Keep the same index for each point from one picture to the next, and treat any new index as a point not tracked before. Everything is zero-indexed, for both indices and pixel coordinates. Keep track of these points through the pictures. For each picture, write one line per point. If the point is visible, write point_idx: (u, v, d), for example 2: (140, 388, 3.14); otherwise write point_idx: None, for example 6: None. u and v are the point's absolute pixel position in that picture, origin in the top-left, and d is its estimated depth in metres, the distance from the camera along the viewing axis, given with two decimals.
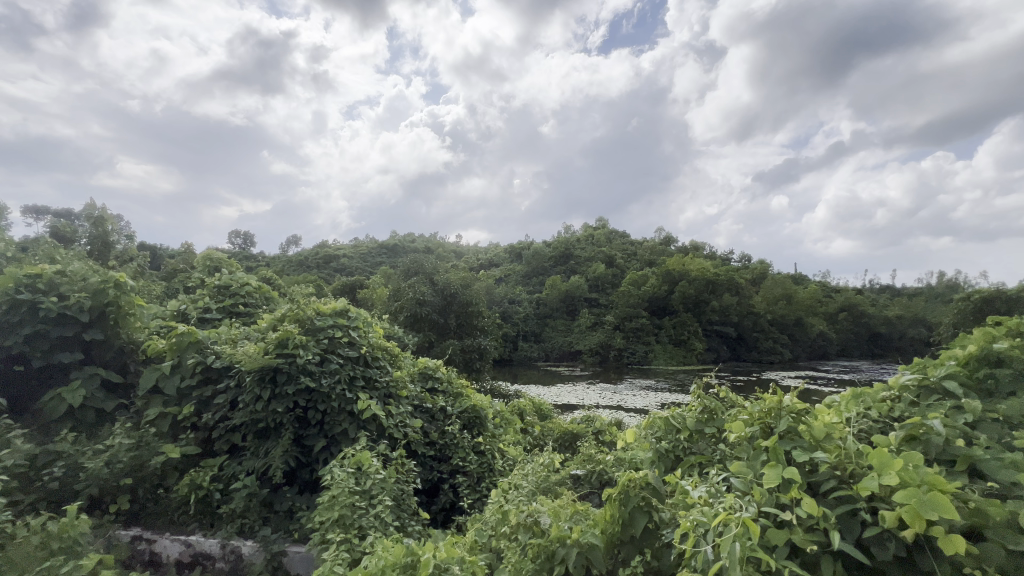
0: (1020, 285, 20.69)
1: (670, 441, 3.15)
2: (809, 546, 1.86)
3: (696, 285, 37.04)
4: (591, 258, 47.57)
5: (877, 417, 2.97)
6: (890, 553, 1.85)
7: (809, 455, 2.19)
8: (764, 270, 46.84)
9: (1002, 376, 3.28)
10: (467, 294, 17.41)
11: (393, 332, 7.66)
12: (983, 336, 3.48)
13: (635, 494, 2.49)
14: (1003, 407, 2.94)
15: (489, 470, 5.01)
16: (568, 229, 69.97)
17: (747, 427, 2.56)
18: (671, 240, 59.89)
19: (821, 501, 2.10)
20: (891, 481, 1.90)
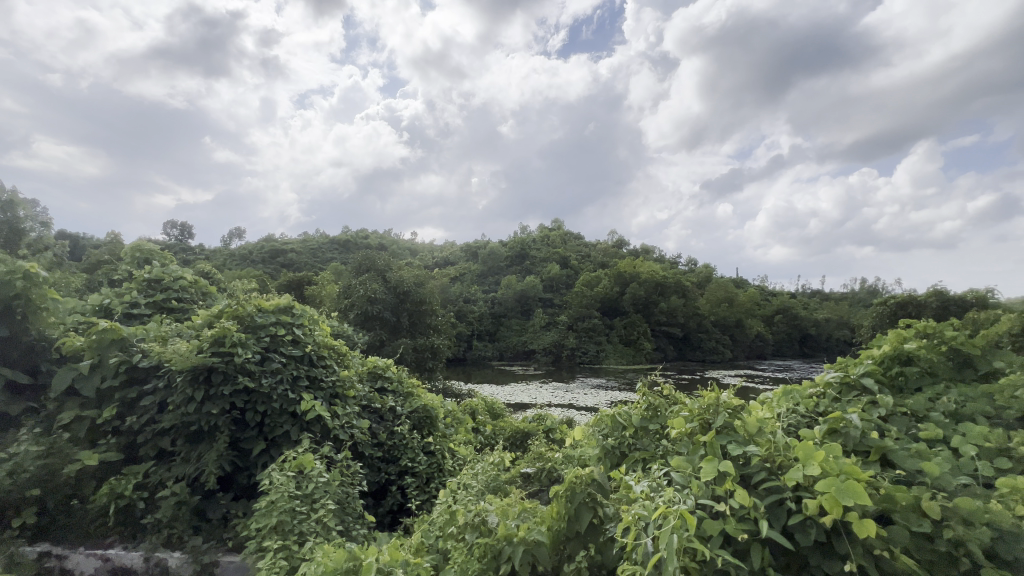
0: (928, 293, 22.77)
1: (616, 438, 3.24)
2: (739, 534, 1.97)
3: (645, 287, 38.35)
4: (547, 259, 48.47)
5: (804, 412, 3.18)
6: (811, 539, 1.99)
7: (742, 448, 2.31)
8: (708, 274, 49.20)
9: (911, 375, 3.59)
10: (421, 292, 17.16)
11: (342, 329, 7.44)
12: (896, 337, 3.79)
13: (581, 491, 2.52)
14: (912, 401, 3.23)
15: (439, 471, 4.95)
16: (524, 229, 70.50)
17: (688, 423, 2.68)
18: (624, 243, 61.69)
19: (752, 492, 2.22)
20: (814, 472, 2.04)
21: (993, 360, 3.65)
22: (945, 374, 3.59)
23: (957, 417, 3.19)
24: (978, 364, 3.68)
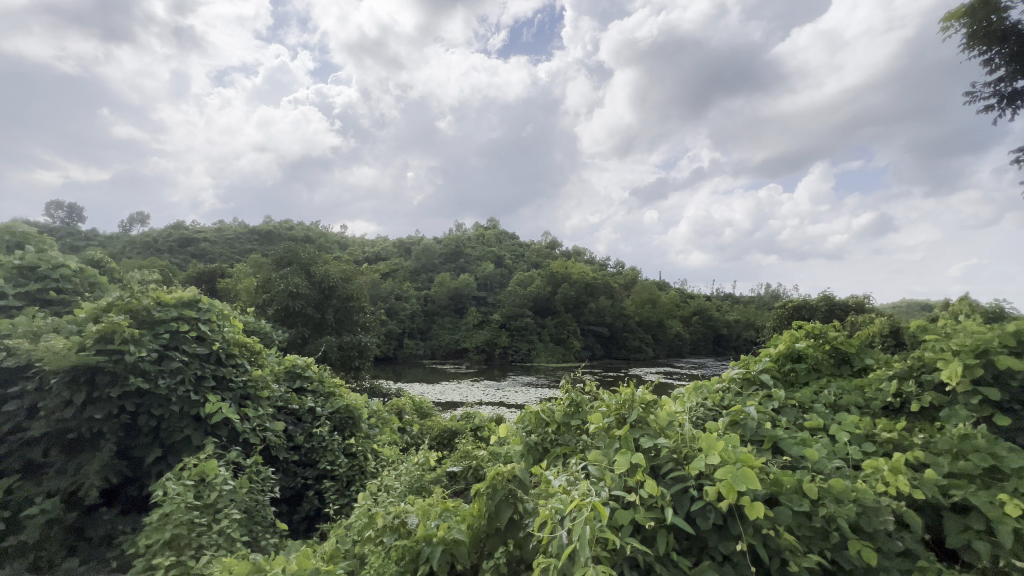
0: (818, 297, 25.52)
1: (539, 434, 3.31)
2: (648, 522, 2.09)
3: (576, 288, 39.64)
4: (482, 258, 48.82)
5: (710, 406, 3.45)
6: (710, 522, 2.15)
7: (653, 441, 2.45)
8: (634, 277, 51.84)
9: (800, 370, 4.02)
10: (349, 288, 16.48)
11: (258, 326, 6.95)
12: (789, 337, 4.21)
13: (502, 487, 2.55)
14: (800, 395, 3.61)
15: (361, 472, 4.78)
16: (459, 227, 70.06)
17: (605, 418, 2.81)
18: (557, 245, 63.30)
19: (660, 481, 2.36)
20: (714, 460, 2.21)
21: (865, 356, 4.17)
22: (827, 370, 4.05)
23: (835, 408, 3.62)
24: (853, 361, 4.19)
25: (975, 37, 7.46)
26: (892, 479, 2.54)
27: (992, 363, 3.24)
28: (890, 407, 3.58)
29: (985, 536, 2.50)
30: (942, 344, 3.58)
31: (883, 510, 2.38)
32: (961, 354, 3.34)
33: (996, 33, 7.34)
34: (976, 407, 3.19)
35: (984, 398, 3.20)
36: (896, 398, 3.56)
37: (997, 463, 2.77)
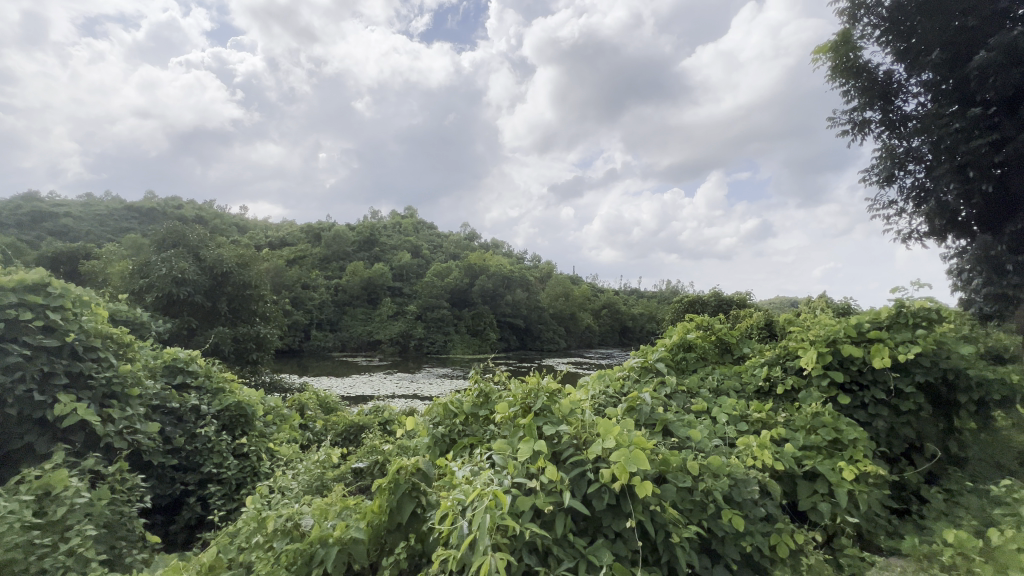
0: (710, 292, 28.11)
1: (447, 426, 3.29)
2: (547, 507, 2.16)
3: (493, 280, 39.93)
4: (398, 248, 47.31)
5: (611, 393, 3.66)
6: (604, 502, 2.27)
7: (555, 428, 2.54)
8: (549, 271, 53.46)
9: (690, 359, 4.41)
10: (245, 275, 15.06)
11: (131, 316, 6.09)
12: (682, 329, 4.60)
13: (404, 481, 2.48)
14: (689, 381, 3.96)
15: (254, 474, 4.42)
16: (375, 214, 67.27)
17: (511, 407, 2.87)
18: (475, 237, 63.17)
19: (561, 467, 2.45)
20: (610, 444, 2.34)
21: (743, 346, 4.68)
22: (712, 358, 4.49)
23: (717, 392, 4.01)
24: (734, 350, 4.67)
25: (837, 71, 8.61)
26: (759, 453, 2.86)
27: (838, 350, 3.78)
28: (761, 390, 4.04)
29: (827, 498, 2.93)
30: (801, 335, 4.11)
31: (750, 481, 2.69)
32: (816, 343, 3.86)
33: (854, 68, 8.49)
34: (826, 388, 3.71)
35: (831, 381, 3.73)
36: (765, 382, 4.04)
37: (838, 436, 3.25)
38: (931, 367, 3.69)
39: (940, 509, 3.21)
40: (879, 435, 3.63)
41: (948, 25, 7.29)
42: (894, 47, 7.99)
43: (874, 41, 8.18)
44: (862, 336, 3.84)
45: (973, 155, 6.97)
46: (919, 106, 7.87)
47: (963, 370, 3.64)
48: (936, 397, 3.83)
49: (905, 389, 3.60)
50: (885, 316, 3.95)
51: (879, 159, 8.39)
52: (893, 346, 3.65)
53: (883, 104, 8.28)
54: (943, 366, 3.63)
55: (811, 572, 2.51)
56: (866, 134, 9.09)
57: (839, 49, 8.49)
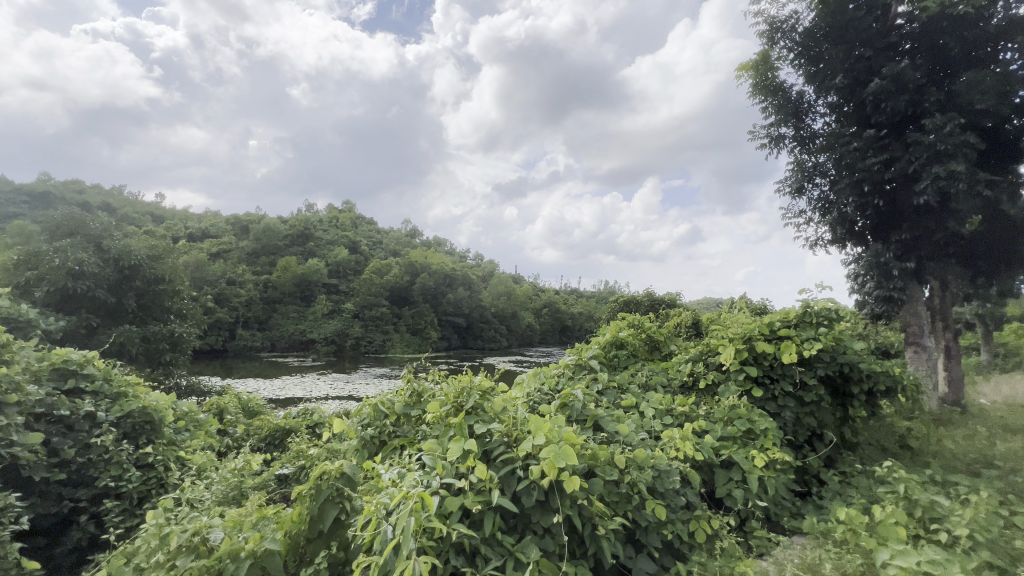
0: (644, 293, 29.45)
1: (376, 427, 3.17)
2: (475, 506, 2.13)
3: (434, 278, 39.33)
4: (335, 243, 45.29)
5: (545, 391, 3.71)
6: (533, 500, 2.29)
7: (486, 426, 2.52)
8: (492, 269, 53.59)
9: (621, 356, 4.57)
10: (158, 268, 13.76)
11: (13, 312, 5.36)
12: (615, 327, 4.75)
13: (327, 486, 2.35)
14: (619, 377, 4.10)
15: (160, 486, 4.05)
16: (310, 208, 64.10)
17: (443, 407, 2.83)
18: (417, 234, 61.96)
19: (491, 465, 2.44)
20: (540, 440, 2.35)
21: (670, 343, 4.91)
22: (641, 355, 4.68)
23: (645, 387, 4.19)
24: (662, 347, 4.90)
25: (757, 88, 9.29)
26: (680, 445, 3.00)
27: (753, 347, 4.06)
28: (685, 385, 4.27)
29: (740, 484, 3.13)
30: (721, 333, 4.38)
31: (672, 472, 2.81)
32: (734, 341, 4.13)
33: (771, 86, 9.18)
34: (742, 382, 3.97)
35: (746, 376, 4.00)
36: (689, 377, 4.27)
37: (751, 426, 3.50)
38: (830, 362, 4.06)
39: (835, 489, 3.54)
40: (787, 425, 3.95)
41: (849, 53, 8.11)
42: (805, 70, 8.74)
43: (789, 63, 8.90)
44: (773, 334, 4.15)
45: (868, 172, 7.79)
46: (825, 125, 8.67)
47: (857, 364, 4.03)
48: (835, 389, 4.22)
49: (808, 381, 3.95)
50: (794, 316, 4.30)
51: (792, 172, 9.15)
52: (799, 343, 3.98)
53: (795, 121, 9.04)
54: (840, 360, 4.01)
55: (724, 555, 2.67)
56: (781, 148, 9.89)
57: (759, 68, 9.16)
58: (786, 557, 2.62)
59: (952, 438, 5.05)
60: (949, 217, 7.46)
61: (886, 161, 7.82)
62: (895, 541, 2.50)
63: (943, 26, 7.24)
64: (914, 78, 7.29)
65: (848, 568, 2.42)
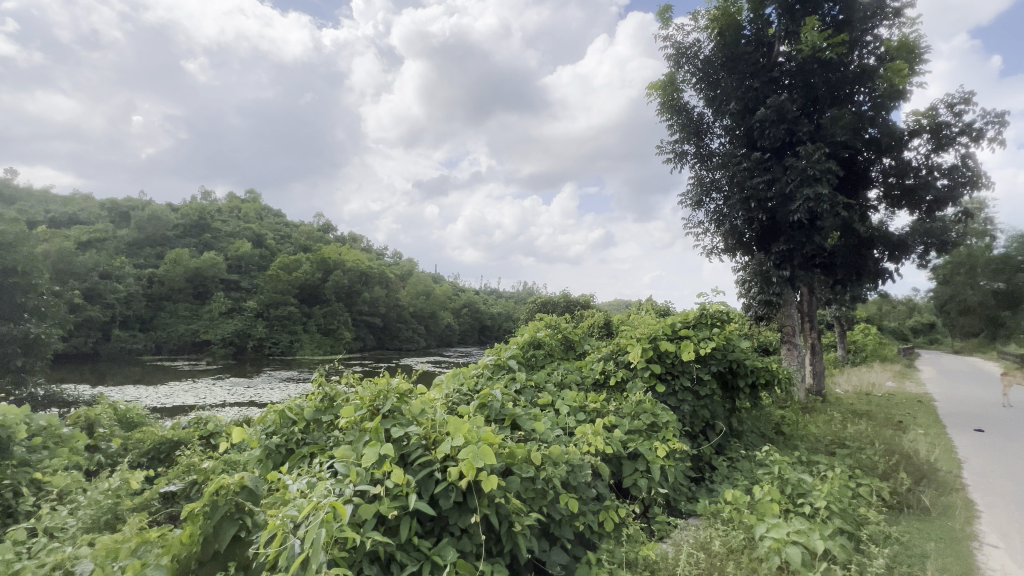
0: (561, 294, 30.50)
1: (283, 435, 2.96)
2: (391, 512, 2.08)
3: (349, 276, 37.39)
4: (235, 235, 41.38)
5: (464, 391, 3.73)
6: (450, 501, 2.28)
7: (403, 430, 2.48)
8: (411, 268, 52.31)
9: (539, 356, 4.71)
10: (9, 258, 11.66)
11: None
12: (533, 327, 4.88)
13: (226, 503, 2.15)
14: (536, 376, 4.23)
15: (9, 515, 3.44)
16: (207, 195, 58.15)
17: (357, 411, 2.72)
18: (331, 228, 58.74)
19: (408, 469, 2.39)
20: (458, 442, 2.35)
21: (584, 343, 5.16)
22: (556, 354, 4.87)
23: (561, 385, 4.36)
24: (576, 346, 5.13)
25: (664, 107, 10.06)
26: (592, 440, 3.16)
27: (657, 346, 4.40)
28: (598, 382, 4.51)
29: (645, 474, 3.36)
30: (630, 333, 4.69)
31: (585, 466, 2.95)
32: (640, 340, 4.44)
33: (676, 107, 9.98)
34: (648, 379, 4.28)
35: (651, 372, 4.32)
36: (601, 375, 4.52)
37: (654, 420, 3.79)
38: (722, 359, 4.52)
39: (724, 473, 3.94)
40: (685, 416, 4.32)
41: (741, 83, 9.06)
42: (705, 94, 9.61)
43: (692, 86, 9.74)
44: (675, 334, 4.53)
45: (755, 190, 8.77)
46: (721, 145, 9.61)
47: (742, 361, 4.53)
48: (725, 383, 4.70)
49: (703, 377, 4.36)
50: (692, 317, 4.72)
51: (693, 186, 10.01)
52: (696, 341, 4.38)
53: (696, 140, 9.92)
54: (730, 357, 4.47)
55: (630, 541, 2.86)
56: (684, 163, 10.79)
57: (667, 89, 9.92)
58: (683, 538, 2.87)
59: (815, 423, 5.87)
60: (816, 232, 8.63)
61: (769, 181, 8.86)
62: (771, 516, 2.86)
63: (815, 67, 8.38)
64: (791, 110, 8.34)
65: (733, 543, 2.72)
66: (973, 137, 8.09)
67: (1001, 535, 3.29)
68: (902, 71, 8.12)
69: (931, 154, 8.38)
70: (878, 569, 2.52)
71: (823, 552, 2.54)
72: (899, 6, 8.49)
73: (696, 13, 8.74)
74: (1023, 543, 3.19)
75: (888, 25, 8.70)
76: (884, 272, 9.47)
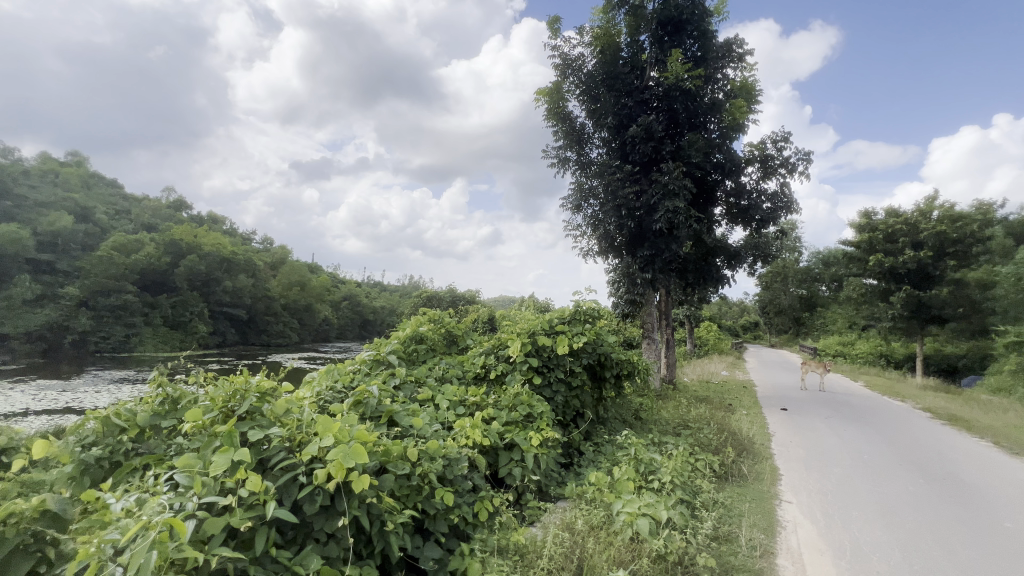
0: (447, 288, 30.34)
1: (106, 446, 2.48)
2: (245, 524, 1.87)
3: (207, 262, 32.62)
4: (50, 205, 33.63)
5: (339, 389, 3.52)
6: (316, 505, 2.13)
7: (264, 432, 2.25)
8: (285, 255, 47.57)
9: (420, 350, 4.64)
10: None
11: None
12: (415, 322, 4.78)
13: (18, 533, 1.74)
14: (416, 371, 4.16)
15: None
16: (7, 152, 46.38)
17: (206, 414, 2.41)
18: (184, 206, 50.91)
19: (267, 476, 2.18)
20: (327, 442, 2.21)
21: (467, 337, 5.20)
22: (439, 349, 4.86)
23: (442, 380, 4.34)
24: (459, 341, 5.16)
25: (550, 113, 10.55)
26: (470, 433, 3.20)
27: (535, 340, 4.61)
28: (478, 376, 4.59)
29: (519, 463, 3.51)
30: (511, 328, 4.84)
31: (461, 459, 2.98)
32: (520, 335, 4.61)
33: (560, 114, 10.53)
34: (526, 372, 4.46)
35: (529, 365, 4.51)
36: (482, 369, 4.60)
37: (529, 411, 3.95)
38: (592, 352, 4.88)
39: (590, 457, 4.28)
40: (558, 406, 4.59)
41: (618, 100, 9.86)
42: (586, 106, 10.28)
43: (575, 97, 10.33)
44: (552, 329, 4.79)
45: (626, 199, 9.63)
46: (598, 155, 10.37)
47: (609, 355, 4.95)
48: (594, 374, 5.09)
49: (575, 369, 4.69)
50: (568, 313, 5.04)
51: (573, 191, 10.64)
52: (570, 336, 4.68)
53: (578, 148, 10.57)
54: (599, 351, 4.86)
55: (502, 528, 2.96)
56: (566, 169, 11.42)
57: (553, 97, 10.40)
58: (551, 520, 3.05)
59: (666, 408, 6.66)
60: (674, 241, 9.76)
61: (637, 192, 9.80)
62: (626, 493, 3.18)
63: (677, 95, 9.46)
64: (657, 130, 9.33)
65: (594, 521, 2.95)
66: (789, 170, 9.85)
67: (794, 492, 4.08)
68: (742, 108, 9.56)
69: (760, 181, 10.03)
70: (706, 531, 2.96)
71: (666, 520, 2.91)
72: (742, 52, 9.98)
73: (582, 28, 9.30)
74: (809, 497, 4.00)
75: (734, 67, 10.18)
76: (723, 278, 11.11)
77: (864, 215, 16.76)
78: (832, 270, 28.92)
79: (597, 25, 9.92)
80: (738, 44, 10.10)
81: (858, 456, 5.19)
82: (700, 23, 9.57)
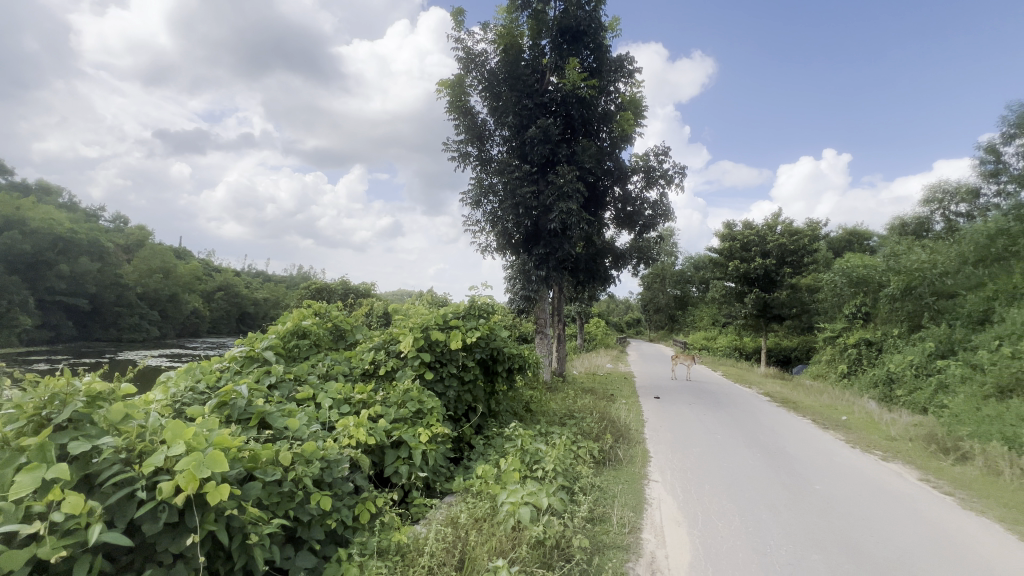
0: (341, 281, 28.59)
1: None
2: (58, 553, 1.57)
3: (34, 242, 26.37)
4: None
5: (200, 389, 3.12)
6: (159, 523, 1.85)
7: (91, 443, 1.90)
8: (144, 237, 41.04)
9: (302, 346, 4.30)
10: None
11: None
12: (297, 316, 4.40)
13: None
14: (296, 368, 3.84)
15: None
16: None
17: (10, 425, 1.97)
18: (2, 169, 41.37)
19: (94, 494, 1.85)
20: (176, 450, 1.93)
21: (356, 332, 4.94)
22: (324, 344, 4.53)
23: (325, 378, 4.06)
24: (347, 336, 4.87)
25: (453, 107, 10.42)
26: (354, 432, 3.04)
27: (428, 335, 4.52)
28: (367, 372, 4.37)
29: (405, 460, 3.41)
30: (403, 323, 4.70)
31: (342, 460, 2.82)
32: (413, 330, 4.50)
33: (462, 108, 10.45)
34: (417, 367, 4.35)
35: (421, 361, 4.41)
36: (371, 365, 4.40)
37: (419, 407, 3.87)
38: (485, 347, 4.94)
39: (480, 451, 4.34)
40: (449, 401, 4.56)
41: (519, 101, 10.05)
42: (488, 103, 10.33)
43: (477, 92, 10.32)
44: (446, 324, 4.74)
45: (524, 198, 9.87)
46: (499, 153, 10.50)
47: (502, 349, 5.05)
48: (487, 369, 5.15)
49: (468, 364, 4.70)
50: (462, 308, 5.03)
51: (473, 186, 10.63)
52: (463, 331, 4.67)
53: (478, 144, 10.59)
54: (492, 346, 4.94)
55: (383, 529, 2.85)
56: (466, 164, 11.39)
57: (455, 90, 10.28)
58: (436, 516, 3.02)
59: (555, 400, 6.98)
60: (567, 241, 10.24)
61: (535, 192, 10.10)
62: (511, 483, 3.27)
63: (573, 101, 9.91)
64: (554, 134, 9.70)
65: (478, 513, 2.97)
66: (668, 181, 10.89)
67: (660, 471, 4.54)
68: (629, 121, 10.33)
69: (644, 189, 10.94)
70: (582, 514, 3.16)
71: (547, 507, 3.04)
72: (632, 69, 10.78)
73: (485, 24, 9.32)
74: (671, 474, 4.49)
75: (626, 82, 10.94)
76: (610, 278, 11.94)
77: (727, 226, 19.17)
78: (701, 274, 32.74)
79: (501, 24, 10.02)
80: (629, 61, 10.89)
81: (712, 437, 5.94)
82: (595, 36, 10.12)
